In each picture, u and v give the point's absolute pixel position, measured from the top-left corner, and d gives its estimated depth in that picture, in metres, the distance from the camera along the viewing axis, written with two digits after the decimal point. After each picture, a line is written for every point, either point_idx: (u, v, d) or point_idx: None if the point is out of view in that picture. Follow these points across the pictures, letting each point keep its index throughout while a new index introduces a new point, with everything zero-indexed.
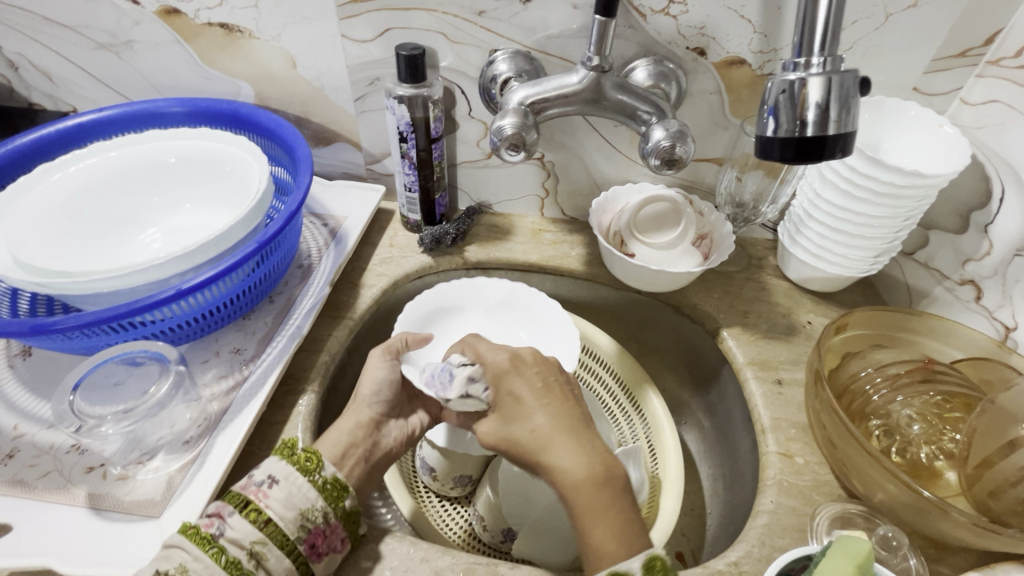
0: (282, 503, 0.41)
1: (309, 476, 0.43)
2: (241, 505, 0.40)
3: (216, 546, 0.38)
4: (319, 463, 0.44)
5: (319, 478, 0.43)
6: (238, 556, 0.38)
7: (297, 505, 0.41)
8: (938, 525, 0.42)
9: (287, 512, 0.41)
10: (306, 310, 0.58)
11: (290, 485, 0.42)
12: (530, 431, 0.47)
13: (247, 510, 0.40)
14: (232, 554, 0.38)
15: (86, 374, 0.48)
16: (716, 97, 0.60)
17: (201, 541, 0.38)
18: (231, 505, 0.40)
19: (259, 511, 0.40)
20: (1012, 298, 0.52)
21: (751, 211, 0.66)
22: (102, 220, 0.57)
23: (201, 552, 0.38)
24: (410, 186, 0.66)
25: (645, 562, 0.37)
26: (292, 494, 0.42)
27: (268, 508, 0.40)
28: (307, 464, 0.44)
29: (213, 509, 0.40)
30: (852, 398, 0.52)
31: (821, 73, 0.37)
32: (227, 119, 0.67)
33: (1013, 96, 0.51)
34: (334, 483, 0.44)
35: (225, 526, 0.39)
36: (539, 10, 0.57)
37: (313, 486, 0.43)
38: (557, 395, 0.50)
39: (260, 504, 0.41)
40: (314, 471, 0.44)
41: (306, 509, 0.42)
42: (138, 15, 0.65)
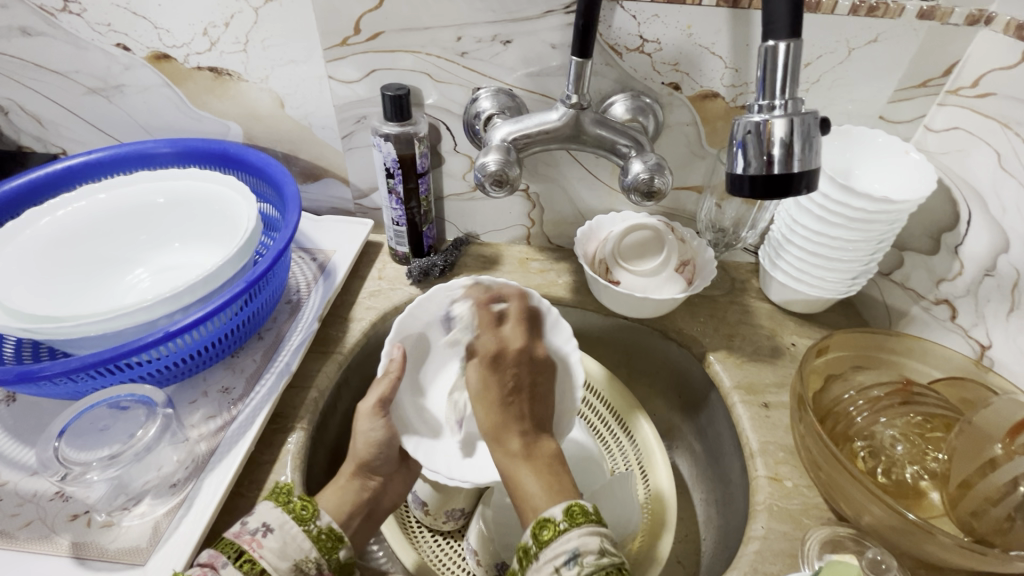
0: (276, 551, 0.41)
1: (304, 526, 0.43)
2: (235, 555, 0.40)
3: None
4: (314, 511, 0.44)
5: (315, 528, 0.43)
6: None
7: (291, 555, 0.41)
8: (926, 547, 0.42)
9: (281, 561, 0.41)
10: (295, 346, 0.59)
11: (284, 534, 0.42)
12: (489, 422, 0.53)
13: (240, 560, 0.39)
14: None
15: (72, 420, 0.48)
16: (693, 128, 0.62)
17: None
18: (224, 555, 0.40)
19: (252, 561, 0.40)
20: (985, 316, 0.53)
21: (732, 236, 0.69)
22: (90, 262, 0.58)
23: None
24: (398, 220, 0.67)
25: (565, 508, 0.42)
26: (285, 540, 0.42)
27: (262, 559, 0.40)
28: (302, 512, 0.44)
29: (207, 559, 0.40)
30: (836, 419, 0.52)
31: (783, 115, 0.39)
32: (217, 159, 0.69)
33: (974, 123, 0.54)
34: (330, 533, 0.44)
35: None
36: (519, 50, 0.59)
37: (308, 536, 0.43)
38: (521, 395, 0.54)
39: (254, 554, 0.40)
40: (310, 520, 0.43)
41: (300, 559, 0.42)
42: (128, 61, 0.66)
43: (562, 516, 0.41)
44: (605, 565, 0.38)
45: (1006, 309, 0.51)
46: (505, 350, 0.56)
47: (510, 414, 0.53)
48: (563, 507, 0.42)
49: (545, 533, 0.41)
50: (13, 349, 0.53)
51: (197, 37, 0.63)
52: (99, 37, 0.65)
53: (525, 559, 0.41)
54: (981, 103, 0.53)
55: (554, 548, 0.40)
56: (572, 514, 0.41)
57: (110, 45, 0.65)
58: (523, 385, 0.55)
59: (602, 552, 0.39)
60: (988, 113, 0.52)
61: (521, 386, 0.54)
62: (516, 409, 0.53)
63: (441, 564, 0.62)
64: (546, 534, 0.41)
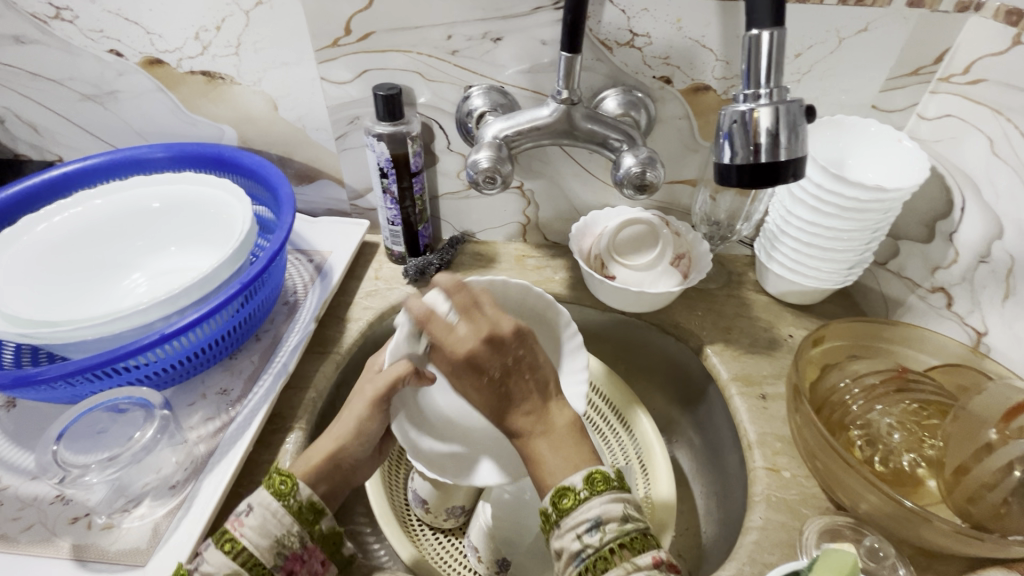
0: (256, 530, 0.40)
1: (283, 500, 0.42)
2: (218, 536, 0.40)
3: None
4: (293, 486, 0.43)
5: (293, 502, 0.42)
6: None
7: (272, 532, 0.41)
8: (923, 533, 0.42)
9: (261, 540, 0.40)
10: (292, 347, 0.59)
11: (265, 511, 0.41)
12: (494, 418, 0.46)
13: (222, 540, 0.40)
14: None
15: (70, 424, 0.48)
16: (685, 122, 0.62)
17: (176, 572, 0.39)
18: (209, 538, 0.40)
19: (233, 541, 0.40)
20: (981, 303, 0.53)
21: (727, 229, 0.66)
22: (87, 268, 0.58)
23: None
24: (392, 220, 0.67)
25: (585, 476, 0.41)
26: (265, 516, 0.41)
27: (243, 537, 0.40)
28: (280, 487, 0.43)
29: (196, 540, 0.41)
30: (832, 408, 0.53)
31: (769, 103, 0.39)
32: (212, 162, 0.69)
33: (966, 110, 0.54)
34: (309, 506, 0.43)
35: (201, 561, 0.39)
36: (510, 47, 0.59)
37: (288, 511, 0.42)
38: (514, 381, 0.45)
39: (235, 532, 0.40)
40: (288, 495, 0.42)
41: (281, 535, 0.41)
42: (122, 67, 0.67)
43: (583, 485, 0.40)
44: (629, 531, 0.39)
45: (1001, 295, 0.51)
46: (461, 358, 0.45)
47: (503, 402, 0.45)
48: (582, 475, 0.41)
49: (566, 501, 0.40)
50: (12, 354, 0.53)
51: (188, 41, 0.63)
52: (92, 43, 0.65)
53: (546, 523, 0.41)
54: (974, 90, 0.53)
55: (575, 516, 0.39)
56: (592, 483, 0.40)
57: (102, 51, 0.65)
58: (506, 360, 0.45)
59: (625, 518, 0.39)
60: (980, 99, 0.52)
61: (507, 369, 0.45)
62: (509, 400, 0.45)
63: (442, 561, 0.62)
64: (567, 502, 0.40)
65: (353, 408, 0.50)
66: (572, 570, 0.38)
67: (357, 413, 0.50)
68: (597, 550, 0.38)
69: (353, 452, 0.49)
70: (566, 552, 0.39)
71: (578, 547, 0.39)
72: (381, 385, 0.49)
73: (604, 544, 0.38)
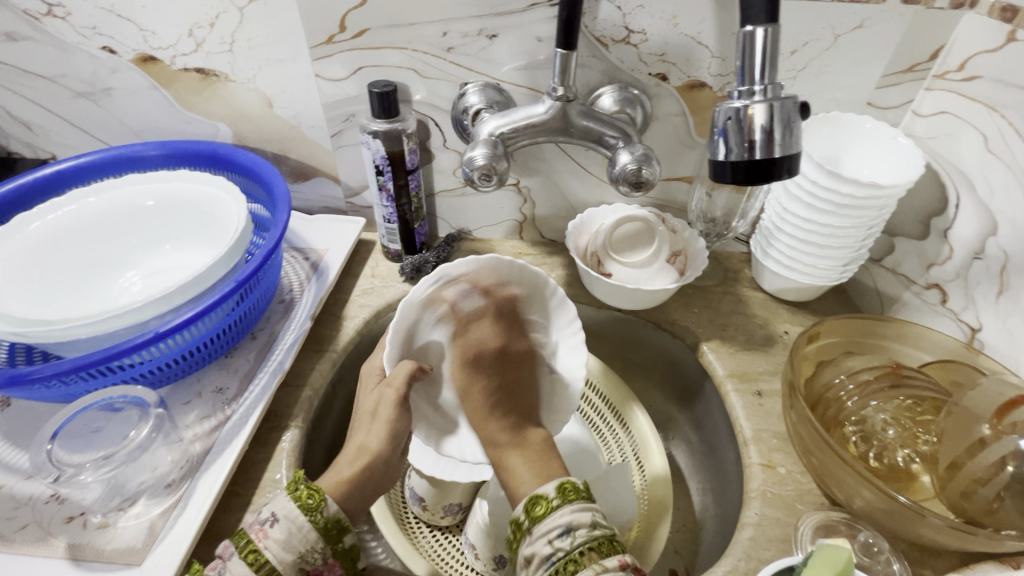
0: (281, 543, 0.40)
1: (310, 516, 0.41)
2: (243, 545, 0.40)
3: None
4: (321, 501, 0.42)
5: (320, 517, 0.42)
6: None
7: (297, 547, 0.41)
8: (917, 528, 0.42)
9: (286, 554, 0.40)
10: (287, 345, 0.59)
11: (290, 524, 0.41)
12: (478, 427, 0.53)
13: (246, 552, 0.40)
14: None
15: (64, 423, 0.48)
16: (681, 119, 0.62)
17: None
18: (234, 546, 0.40)
19: (257, 552, 0.40)
20: (975, 300, 0.53)
21: (723, 225, 0.68)
22: (81, 266, 0.58)
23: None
24: (389, 218, 0.67)
25: (557, 485, 0.41)
26: (290, 532, 0.41)
27: (267, 550, 0.40)
28: (309, 501, 0.42)
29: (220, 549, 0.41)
30: (827, 404, 0.53)
31: (764, 100, 0.39)
32: (206, 160, 0.68)
33: (960, 107, 0.54)
34: (336, 522, 0.42)
35: (225, 569, 0.39)
36: (505, 44, 0.59)
37: (314, 526, 0.41)
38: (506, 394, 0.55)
39: (259, 544, 0.40)
40: (316, 510, 0.42)
41: (305, 550, 0.41)
42: (115, 64, 0.66)
43: (554, 493, 0.41)
44: (597, 536, 0.38)
45: (995, 291, 0.51)
46: (483, 349, 0.56)
47: (494, 408, 0.54)
48: (555, 484, 0.41)
49: (538, 509, 0.40)
50: (5, 353, 0.53)
51: (182, 38, 0.63)
52: (85, 40, 0.65)
53: (517, 533, 0.41)
54: (968, 87, 0.53)
55: (547, 523, 0.39)
56: (564, 491, 0.41)
57: (96, 48, 0.65)
58: (505, 376, 0.56)
59: (594, 525, 0.38)
60: (974, 96, 0.52)
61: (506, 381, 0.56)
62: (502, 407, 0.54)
63: (439, 558, 0.62)
64: (540, 510, 0.40)
65: (380, 416, 0.49)
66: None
67: (385, 420, 0.49)
68: (568, 553, 0.37)
69: (388, 462, 0.49)
70: (536, 557, 0.38)
71: (549, 552, 0.38)
72: (402, 386, 0.50)
73: (574, 548, 0.37)
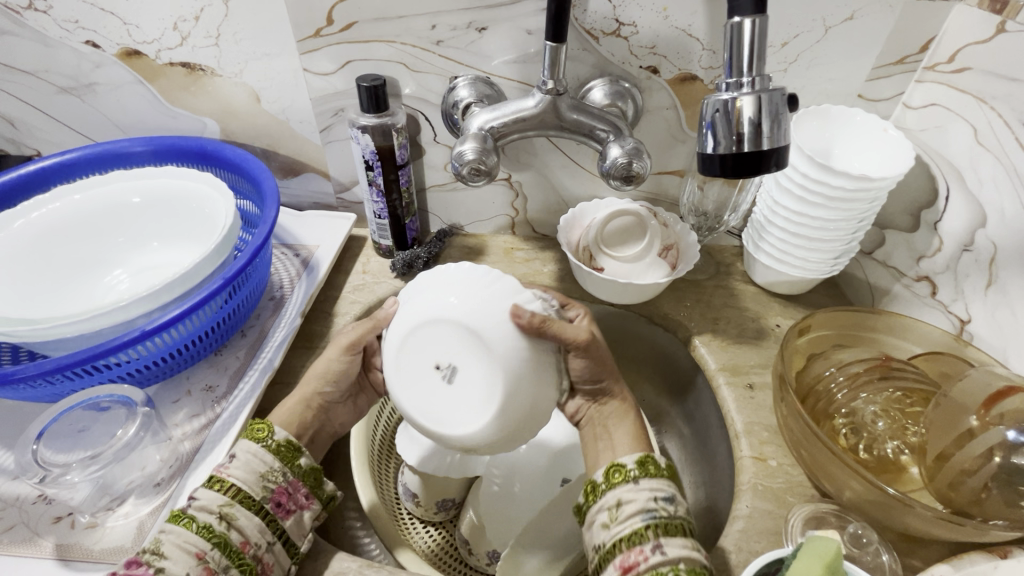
0: (241, 467, 0.43)
1: (261, 442, 0.45)
2: (206, 480, 0.42)
3: (186, 517, 0.39)
4: (267, 429, 0.46)
5: (271, 442, 0.45)
6: (209, 520, 0.39)
7: (257, 469, 0.43)
8: (905, 519, 0.43)
9: (248, 475, 0.42)
10: (278, 343, 0.58)
11: (248, 454, 0.44)
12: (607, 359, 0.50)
13: (210, 482, 0.42)
14: (203, 520, 0.39)
15: (50, 423, 0.48)
16: (672, 112, 0.62)
17: (172, 517, 0.40)
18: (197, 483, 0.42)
19: (222, 480, 0.42)
20: (964, 292, 0.53)
21: (715, 220, 0.67)
22: (66, 264, 0.57)
23: (173, 525, 0.39)
24: (379, 213, 0.67)
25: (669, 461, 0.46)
26: (249, 460, 0.43)
27: (231, 476, 0.42)
28: (257, 432, 0.45)
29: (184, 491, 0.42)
30: (817, 398, 0.53)
31: (752, 92, 0.39)
32: (193, 156, 0.68)
33: (950, 99, 0.54)
34: (287, 445, 0.46)
35: (192, 499, 0.41)
36: (495, 38, 0.58)
37: (268, 451, 0.44)
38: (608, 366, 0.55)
39: (222, 474, 0.42)
40: (265, 436, 0.45)
41: (265, 471, 0.43)
42: (99, 58, 0.65)
43: (636, 464, 0.44)
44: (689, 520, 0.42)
45: (984, 283, 0.51)
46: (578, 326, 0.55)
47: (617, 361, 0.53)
48: (635, 457, 0.44)
49: (616, 476, 0.44)
50: None
51: (167, 32, 0.62)
52: (68, 34, 0.64)
53: (591, 495, 0.44)
54: (958, 79, 0.53)
55: (654, 481, 0.43)
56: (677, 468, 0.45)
57: (79, 42, 0.64)
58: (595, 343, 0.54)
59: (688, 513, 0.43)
60: (965, 88, 0.52)
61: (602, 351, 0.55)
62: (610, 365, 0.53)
63: (431, 554, 0.62)
64: (618, 477, 0.44)
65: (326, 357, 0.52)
66: (636, 522, 0.40)
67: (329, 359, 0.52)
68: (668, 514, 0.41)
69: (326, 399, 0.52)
70: (631, 507, 0.41)
71: (650, 504, 0.41)
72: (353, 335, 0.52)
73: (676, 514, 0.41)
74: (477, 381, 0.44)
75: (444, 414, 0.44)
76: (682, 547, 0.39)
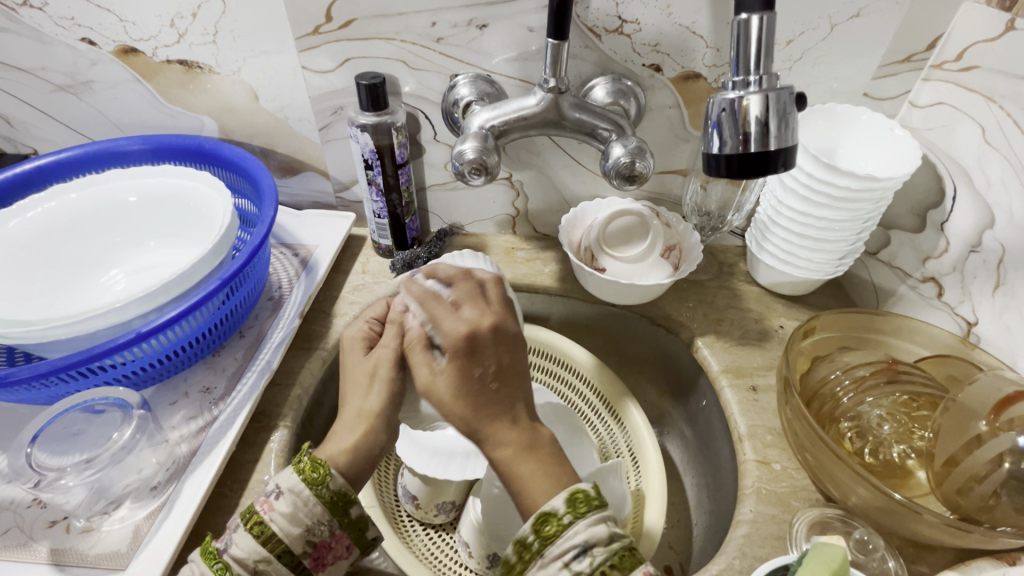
0: (287, 517, 0.40)
1: (315, 489, 0.40)
2: (247, 517, 0.40)
3: (221, 562, 0.38)
4: (326, 475, 0.41)
5: (326, 491, 0.41)
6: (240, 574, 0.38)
7: (302, 520, 0.40)
8: (913, 525, 0.42)
9: (292, 526, 0.40)
10: (276, 343, 0.58)
11: (295, 498, 0.40)
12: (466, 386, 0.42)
13: (250, 523, 0.39)
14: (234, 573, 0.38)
15: (45, 426, 0.47)
16: (676, 110, 0.61)
17: (207, 555, 0.39)
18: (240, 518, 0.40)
19: (263, 525, 0.39)
20: (972, 294, 0.53)
21: (717, 220, 0.66)
22: (62, 265, 0.57)
23: (206, 567, 0.38)
24: (379, 213, 0.66)
25: (566, 497, 0.38)
26: (296, 506, 0.40)
27: (273, 522, 0.39)
28: (314, 474, 0.41)
29: (229, 523, 0.41)
30: (823, 400, 0.52)
31: (759, 91, 0.38)
32: (191, 154, 0.67)
33: (957, 98, 0.53)
34: (342, 496, 0.41)
35: (231, 542, 0.39)
36: (496, 35, 0.57)
37: (319, 501, 0.41)
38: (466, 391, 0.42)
39: (264, 516, 0.40)
40: (320, 484, 0.41)
41: (312, 523, 0.40)
42: (95, 56, 0.64)
43: (565, 508, 0.38)
44: (616, 550, 0.37)
45: (992, 285, 0.50)
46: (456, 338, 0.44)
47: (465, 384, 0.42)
48: (564, 496, 0.38)
49: (548, 528, 0.38)
50: None
51: (164, 29, 0.61)
52: (63, 31, 0.63)
53: (524, 554, 0.38)
54: (966, 77, 0.52)
55: (561, 544, 0.37)
56: (575, 504, 0.38)
57: (75, 40, 0.63)
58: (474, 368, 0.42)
59: (611, 538, 0.37)
60: (972, 86, 0.51)
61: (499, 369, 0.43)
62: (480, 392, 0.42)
63: (431, 556, 0.62)
64: (549, 529, 0.37)
65: (378, 376, 0.46)
66: None
67: (384, 379, 0.46)
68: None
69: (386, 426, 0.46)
70: None
71: (566, 574, 0.36)
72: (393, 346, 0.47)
73: (594, 569, 0.36)
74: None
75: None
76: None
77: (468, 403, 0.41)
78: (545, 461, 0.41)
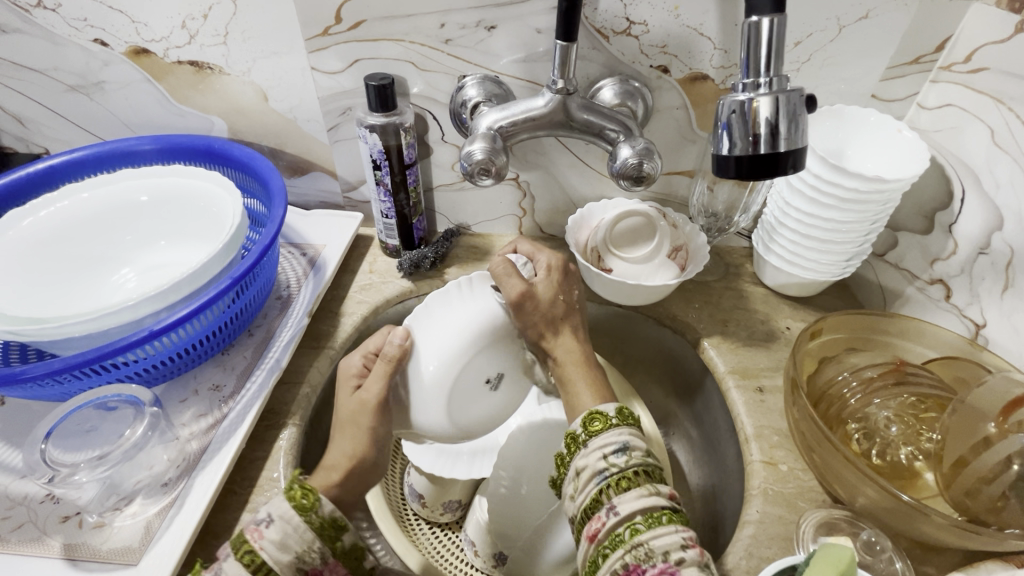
0: (277, 543, 0.38)
1: (305, 515, 0.39)
2: (237, 546, 0.38)
3: None
4: (315, 500, 0.40)
5: (316, 517, 0.40)
6: None
7: (293, 547, 0.39)
8: (921, 527, 0.42)
9: (282, 555, 0.38)
10: (285, 342, 0.58)
11: (285, 523, 0.39)
12: (535, 323, 0.53)
13: (241, 552, 0.38)
14: None
15: (58, 423, 0.47)
16: (683, 112, 0.61)
17: None
18: (229, 547, 0.39)
19: (253, 553, 0.38)
20: (980, 295, 0.53)
21: (725, 221, 0.67)
22: (74, 263, 0.57)
23: None
24: (387, 213, 0.66)
25: (617, 407, 0.44)
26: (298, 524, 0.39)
27: (263, 551, 0.38)
28: (303, 500, 0.40)
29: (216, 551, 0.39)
30: (830, 402, 0.52)
31: (769, 92, 0.39)
32: (201, 154, 0.67)
33: (966, 100, 0.53)
34: (332, 522, 0.40)
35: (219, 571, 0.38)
36: (504, 36, 0.58)
37: (310, 526, 0.40)
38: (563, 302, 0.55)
39: (254, 545, 0.38)
40: (311, 510, 0.40)
41: (303, 550, 0.39)
42: (107, 57, 0.65)
43: (613, 413, 0.43)
44: (650, 463, 0.40)
45: (1001, 286, 0.50)
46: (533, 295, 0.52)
47: (547, 319, 0.53)
48: (616, 405, 0.44)
49: (596, 424, 0.42)
50: None
51: (175, 30, 0.62)
52: (76, 32, 0.63)
53: (572, 446, 0.43)
54: (975, 79, 0.52)
55: (604, 438, 0.41)
56: (623, 414, 0.43)
57: (87, 40, 0.64)
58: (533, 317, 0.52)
59: (649, 452, 0.40)
60: (981, 88, 0.51)
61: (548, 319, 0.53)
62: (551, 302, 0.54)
63: (437, 555, 0.62)
64: (597, 425, 0.42)
65: (359, 424, 0.48)
66: (593, 487, 0.39)
67: (364, 427, 0.48)
68: (621, 469, 0.39)
69: (372, 461, 0.48)
70: (588, 470, 0.40)
71: (601, 466, 0.40)
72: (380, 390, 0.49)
73: (629, 466, 0.39)
74: (518, 382, 0.56)
75: (490, 417, 0.55)
76: (641, 496, 0.37)
77: (562, 305, 0.55)
78: (589, 370, 0.53)
